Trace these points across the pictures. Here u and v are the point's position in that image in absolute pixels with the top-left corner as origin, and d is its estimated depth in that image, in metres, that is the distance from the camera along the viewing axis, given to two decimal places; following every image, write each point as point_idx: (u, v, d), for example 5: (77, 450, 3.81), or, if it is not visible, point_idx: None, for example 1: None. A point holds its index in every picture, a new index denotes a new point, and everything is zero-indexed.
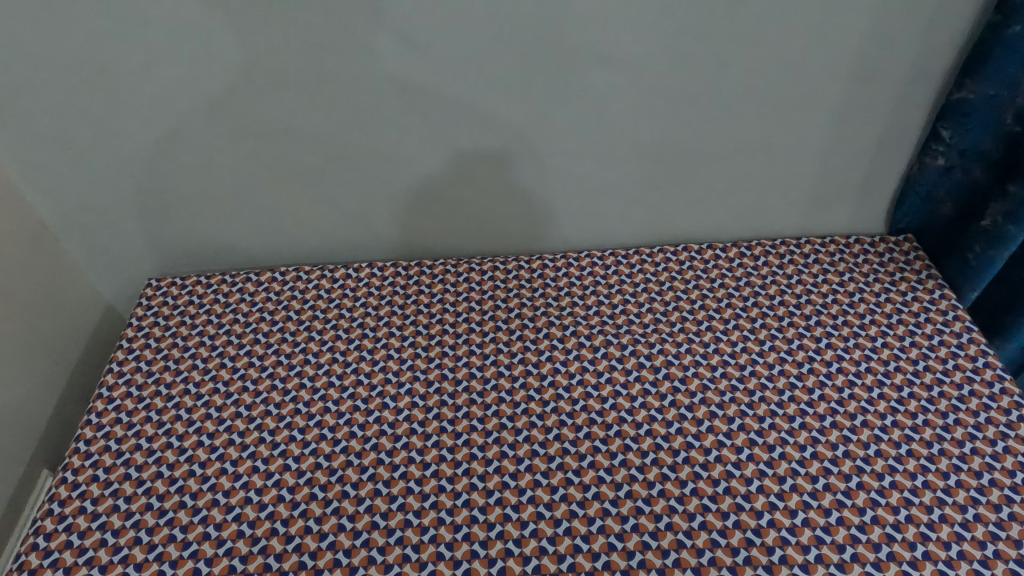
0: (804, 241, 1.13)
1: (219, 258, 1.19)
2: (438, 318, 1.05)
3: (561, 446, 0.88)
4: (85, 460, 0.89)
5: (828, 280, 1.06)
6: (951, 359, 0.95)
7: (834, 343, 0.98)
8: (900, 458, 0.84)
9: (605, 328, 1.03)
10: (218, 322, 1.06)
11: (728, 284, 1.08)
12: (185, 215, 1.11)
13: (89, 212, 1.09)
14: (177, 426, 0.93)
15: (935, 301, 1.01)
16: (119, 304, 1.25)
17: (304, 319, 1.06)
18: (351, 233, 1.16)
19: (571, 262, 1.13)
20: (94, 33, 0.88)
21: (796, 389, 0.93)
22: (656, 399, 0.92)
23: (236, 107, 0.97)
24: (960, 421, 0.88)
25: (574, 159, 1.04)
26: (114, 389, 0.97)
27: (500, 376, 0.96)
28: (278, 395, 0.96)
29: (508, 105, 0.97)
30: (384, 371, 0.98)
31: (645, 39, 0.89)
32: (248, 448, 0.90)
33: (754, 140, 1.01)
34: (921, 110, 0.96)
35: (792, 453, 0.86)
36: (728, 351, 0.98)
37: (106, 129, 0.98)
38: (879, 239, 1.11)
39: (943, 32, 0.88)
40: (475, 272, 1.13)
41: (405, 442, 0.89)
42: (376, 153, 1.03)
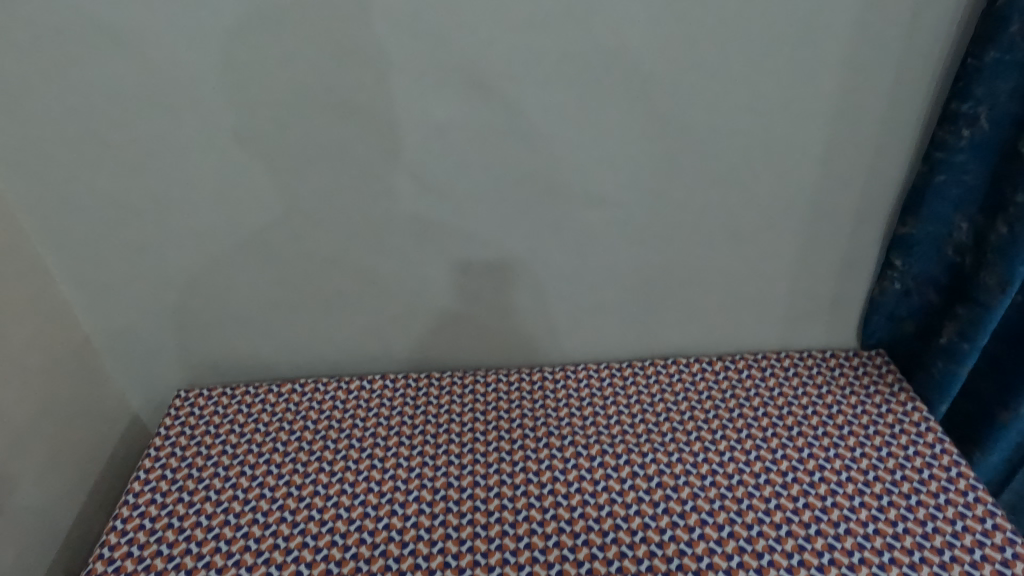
0: (783, 355, 1.22)
1: (243, 370, 1.28)
2: (445, 427, 1.13)
3: (560, 552, 0.92)
4: (108, 565, 0.94)
5: (808, 392, 1.15)
6: (926, 468, 1.01)
7: (815, 453, 1.05)
8: (883, 565, 0.89)
9: (601, 437, 1.10)
10: (240, 431, 1.14)
11: (714, 395, 1.16)
12: (216, 331, 1.22)
13: (130, 328, 1.20)
14: (197, 532, 0.98)
15: (908, 413, 1.09)
16: (145, 414, 1.33)
17: (320, 428, 1.14)
18: (367, 347, 1.26)
19: (569, 375, 1.22)
20: (157, 178, 1.03)
21: (782, 497, 0.98)
22: (649, 506, 0.98)
23: (270, 237, 1.10)
24: (939, 529, 0.93)
25: (570, 282, 1.16)
26: (140, 496, 1.03)
27: (503, 484, 1.03)
28: (293, 501, 1.02)
29: (509, 236, 1.10)
30: (394, 478, 1.04)
31: (629, 182, 1.04)
32: (263, 554, 0.94)
33: (731, 265, 1.13)
34: (874, 241, 1.09)
35: (779, 559, 0.90)
36: (716, 460, 1.04)
37: (156, 256, 1.12)
38: (853, 354, 1.20)
39: (882, 177, 1.02)
40: (479, 384, 1.21)
41: (411, 547, 0.94)
42: (393, 277, 1.16)
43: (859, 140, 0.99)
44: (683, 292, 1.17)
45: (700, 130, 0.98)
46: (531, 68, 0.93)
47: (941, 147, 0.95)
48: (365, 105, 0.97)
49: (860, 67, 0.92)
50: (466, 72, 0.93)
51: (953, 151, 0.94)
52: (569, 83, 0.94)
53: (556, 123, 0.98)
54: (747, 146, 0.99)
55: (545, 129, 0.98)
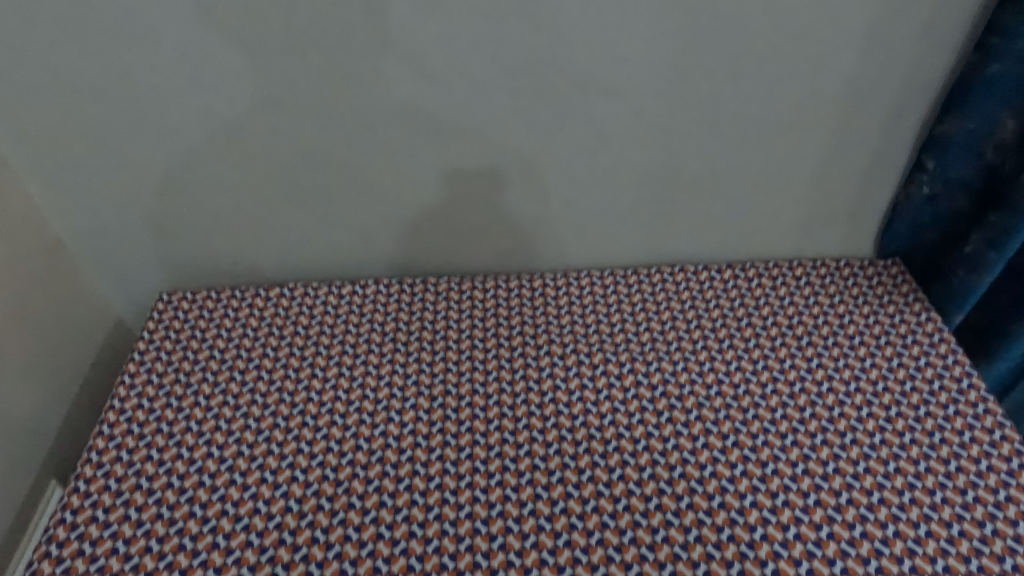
0: (796, 264, 1.17)
1: (228, 273, 1.21)
2: (443, 334, 1.08)
3: (561, 460, 0.91)
4: (97, 470, 0.91)
5: (819, 302, 1.10)
6: (937, 380, 0.98)
7: (824, 363, 1.02)
8: (888, 475, 0.88)
9: (603, 345, 1.06)
10: (228, 336, 1.09)
11: (723, 304, 1.11)
12: (196, 232, 1.14)
13: (102, 226, 1.12)
14: (187, 437, 0.95)
15: (922, 323, 1.05)
16: (129, 318, 1.27)
17: (311, 334, 1.09)
18: (358, 251, 1.19)
19: (571, 281, 1.17)
20: (119, 56, 0.92)
21: (788, 407, 0.96)
22: (653, 415, 0.96)
23: (249, 128, 1.00)
24: (946, 440, 0.91)
25: (576, 182, 1.08)
26: (126, 400, 0.99)
27: (502, 392, 1.00)
28: (286, 407, 0.98)
29: (511, 130, 1.01)
30: (390, 386, 1.01)
31: (647, 69, 0.94)
32: (256, 459, 0.92)
33: (751, 165, 1.05)
34: (908, 140, 1.01)
35: (784, 469, 0.89)
36: (722, 370, 1.01)
37: (124, 147, 1.02)
38: (868, 264, 1.15)
39: (926, 69, 0.93)
40: (478, 290, 1.16)
41: (409, 455, 0.92)
42: (387, 173, 1.07)
43: (907, 24, 0.88)
44: (697, 195, 1.10)
45: (732, 8, 0.87)
46: None
47: (999, 33, 0.85)
48: None
49: None
50: None
51: (1012, 37, 0.84)
52: None
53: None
54: (782, 28, 0.89)
55: (557, 3, 0.87)
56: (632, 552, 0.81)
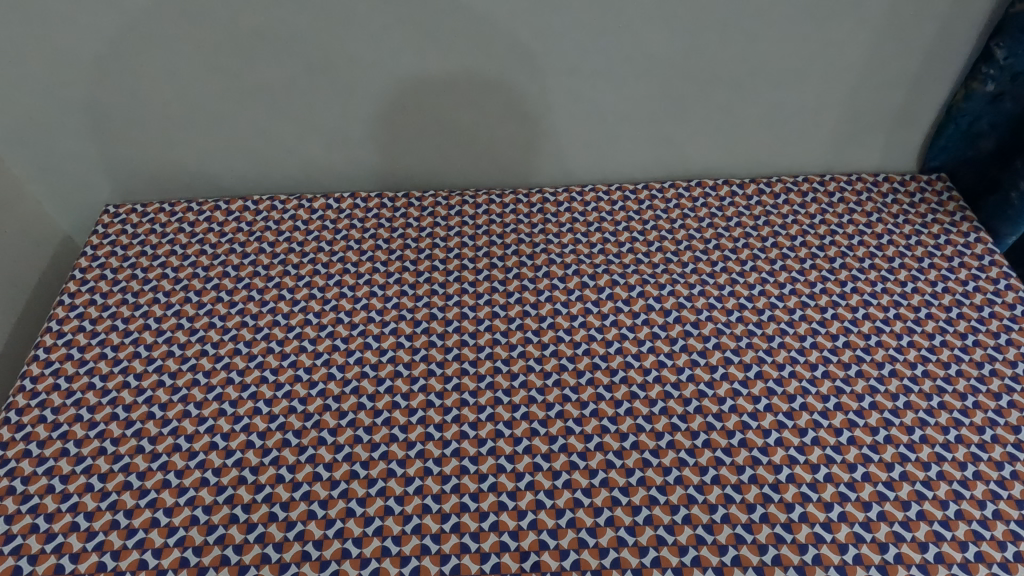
0: (828, 179, 1.03)
1: (184, 185, 1.07)
2: (427, 254, 0.96)
3: (561, 393, 0.80)
4: (31, 400, 0.80)
5: (854, 221, 0.97)
6: (987, 306, 0.87)
7: (860, 288, 0.90)
8: (932, 411, 0.77)
9: (610, 268, 0.93)
10: (183, 253, 0.96)
11: (745, 223, 0.98)
12: (143, 134, 0.99)
13: (32, 127, 0.97)
14: (135, 364, 0.83)
15: (971, 245, 0.93)
16: (77, 236, 1.13)
17: (279, 252, 0.96)
18: (331, 159, 1.04)
19: (574, 197, 1.04)
20: None
21: (819, 335, 0.85)
22: (665, 344, 0.84)
23: (197, 4, 0.85)
24: (996, 372, 0.81)
25: (582, 78, 0.93)
26: (65, 323, 0.87)
27: (495, 317, 0.88)
28: (249, 332, 0.86)
29: (508, 9, 0.85)
30: (367, 309, 0.89)
31: None
32: (214, 389, 0.81)
33: (785, 58, 0.91)
34: (972, 27, 0.87)
35: (814, 404, 0.78)
36: (744, 295, 0.89)
37: (50, 27, 0.86)
38: (910, 179, 1.01)
39: None
40: (468, 206, 1.02)
41: (388, 385, 0.81)
42: (361, 64, 0.91)
43: None
44: (721, 95, 0.95)
45: None
46: None
47: None
48: None
49: None
50: None
51: None
52: None
53: None
54: None
55: None
56: (641, 494, 0.71)
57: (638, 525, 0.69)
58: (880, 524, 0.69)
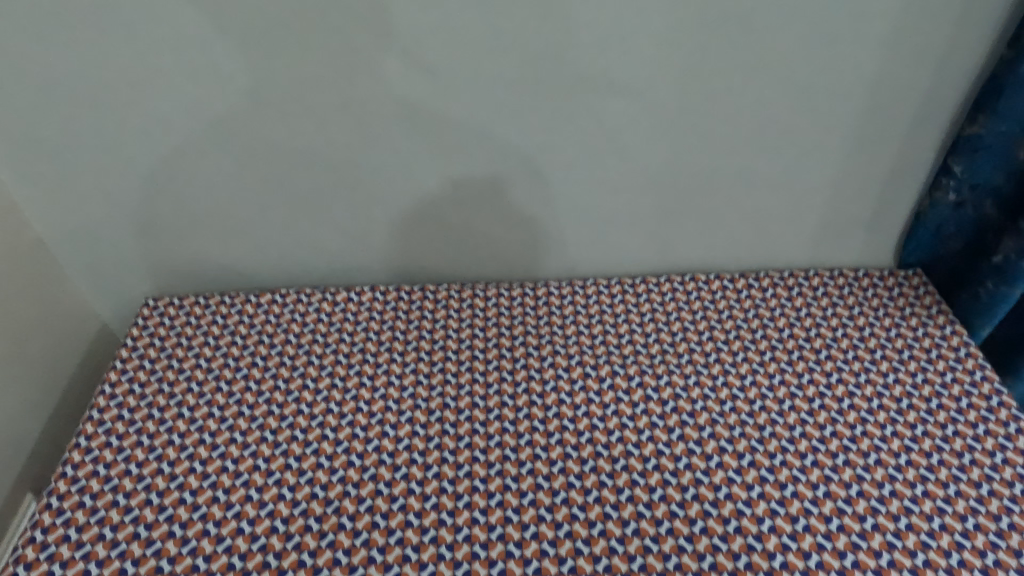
0: (812, 273, 1.12)
1: (217, 279, 1.16)
2: (441, 344, 1.03)
3: (566, 479, 0.85)
4: (72, 485, 0.86)
5: (837, 314, 1.05)
6: (965, 397, 0.93)
7: (844, 378, 0.96)
8: (916, 498, 0.82)
9: (611, 358, 1.00)
10: (216, 344, 1.03)
11: (736, 315, 1.06)
12: (185, 235, 1.09)
13: (85, 229, 1.07)
14: (169, 451, 0.90)
15: (947, 337, 1.00)
16: (115, 324, 1.22)
17: (303, 343, 1.04)
18: (354, 256, 1.14)
19: (576, 290, 1.12)
20: (105, 53, 0.88)
21: (807, 425, 0.90)
22: (663, 432, 0.90)
23: (241, 127, 0.96)
24: (976, 462, 0.86)
25: (582, 186, 1.03)
26: (106, 411, 0.94)
27: (503, 406, 0.94)
28: (274, 420, 0.93)
29: (514, 130, 0.96)
30: (385, 398, 0.95)
31: (657, 67, 0.89)
32: (241, 476, 0.87)
33: (765, 170, 1.01)
34: (931, 143, 0.96)
35: (804, 491, 0.83)
36: (736, 385, 0.96)
37: (110, 147, 0.97)
38: (889, 274, 1.10)
39: (953, 69, 0.89)
40: (479, 298, 1.11)
41: (404, 472, 0.86)
42: (383, 175, 1.02)
43: (936, 15, 0.84)
44: (710, 200, 1.05)
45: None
46: None
47: None
48: None
49: None
50: None
51: None
52: None
53: None
54: (798, 28, 0.85)
55: None
56: None
57: None
58: None
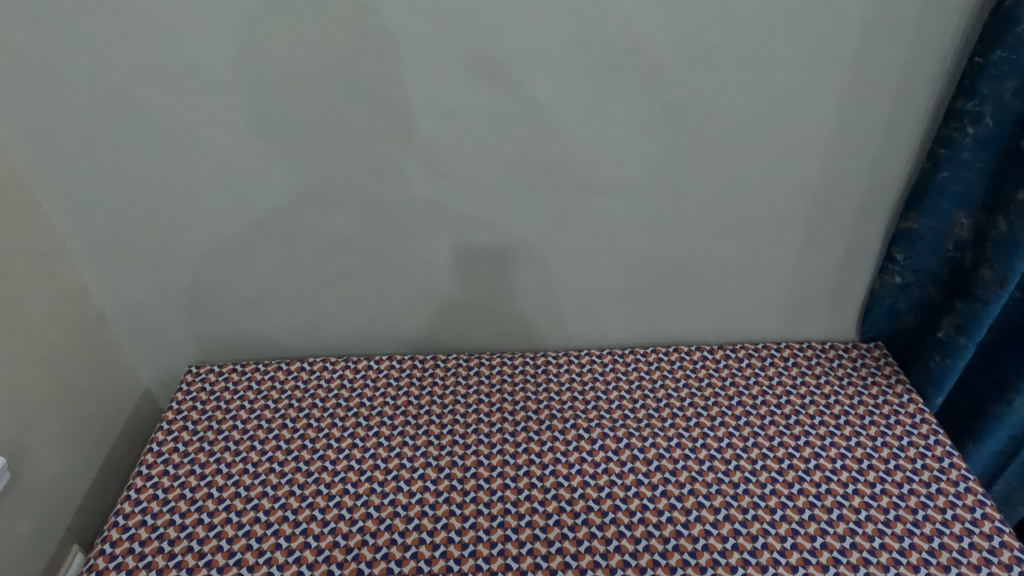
0: (784, 345, 1.24)
1: (253, 348, 1.30)
2: (450, 408, 1.15)
3: (560, 531, 0.95)
4: (123, 533, 0.97)
5: (806, 382, 1.17)
6: (920, 459, 1.03)
7: (811, 441, 1.07)
8: (874, 550, 0.91)
9: (602, 421, 1.12)
10: (250, 407, 1.16)
11: (714, 382, 1.18)
12: (226, 310, 1.24)
13: (141, 304, 1.22)
14: (208, 503, 1.01)
15: (904, 404, 1.11)
16: (156, 389, 1.36)
17: (328, 406, 1.16)
18: (377, 329, 1.28)
19: (572, 359, 1.25)
20: (172, 161, 1.05)
21: (777, 483, 1.01)
22: (648, 488, 1.01)
23: (281, 220, 1.12)
24: (929, 517, 0.95)
25: (575, 269, 1.18)
26: (153, 467, 1.06)
27: (506, 464, 1.05)
28: (302, 476, 1.05)
29: (516, 222, 1.12)
30: (400, 456, 1.07)
31: (636, 172, 1.05)
32: (272, 525, 0.97)
33: (735, 255, 1.15)
34: (877, 233, 1.11)
35: (773, 543, 0.93)
36: (714, 446, 1.07)
37: (170, 236, 1.14)
38: (852, 346, 1.22)
39: (887, 173, 1.04)
40: (484, 366, 1.24)
41: (416, 523, 0.97)
42: (402, 259, 1.17)
43: (867, 131, 1.00)
44: (689, 280, 1.19)
45: (711, 119, 0.99)
46: (546, 56, 0.94)
47: (946, 144, 0.96)
48: (376, 91, 0.98)
49: (873, 56, 0.93)
50: (479, 58, 0.94)
51: (957, 148, 0.95)
52: (581, 72, 0.95)
53: (568, 110, 0.99)
54: (752, 141, 1.01)
55: (558, 115, 1.00)
56: None
57: None
58: None
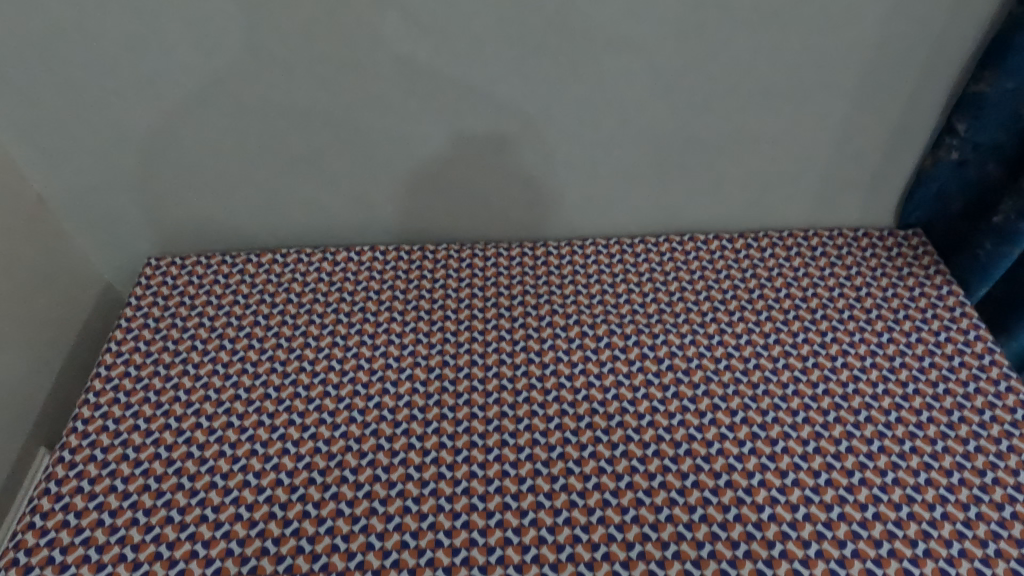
0: (812, 233, 1.12)
1: (219, 238, 1.17)
2: (440, 303, 1.04)
3: (562, 435, 0.87)
4: (83, 440, 0.88)
5: (835, 274, 1.05)
6: (957, 356, 0.94)
7: (839, 337, 0.97)
8: (904, 454, 0.84)
9: (608, 317, 1.01)
10: (218, 303, 1.05)
11: (733, 275, 1.07)
12: (186, 195, 1.09)
13: (86, 187, 1.07)
14: (176, 407, 0.92)
15: (943, 297, 1.00)
16: (118, 283, 1.24)
17: (304, 302, 1.05)
18: (357, 217, 1.14)
19: (575, 250, 1.12)
20: (98, 9, 0.86)
21: (800, 383, 0.92)
22: (658, 390, 0.92)
23: (238, 87, 0.95)
24: (965, 419, 0.87)
25: (583, 145, 1.02)
26: (113, 368, 0.96)
27: (502, 364, 0.95)
28: (277, 377, 0.95)
29: (514, 89, 0.95)
30: (385, 356, 0.97)
31: (661, 24, 0.88)
32: (247, 431, 0.89)
33: (768, 128, 1.00)
34: (937, 101, 0.95)
35: (794, 447, 0.85)
36: (732, 343, 0.97)
37: (108, 106, 0.96)
38: (888, 234, 1.09)
39: (963, 24, 0.87)
40: (478, 258, 1.11)
41: (404, 428, 0.88)
42: (383, 134, 1.01)
43: None
44: (712, 159, 1.04)
45: None
46: None
47: None
48: None
49: None
50: None
51: None
52: None
53: None
54: None
55: None
56: (635, 531, 0.78)
57: (632, 559, 0.75)
58: (854, 561, 0.75)
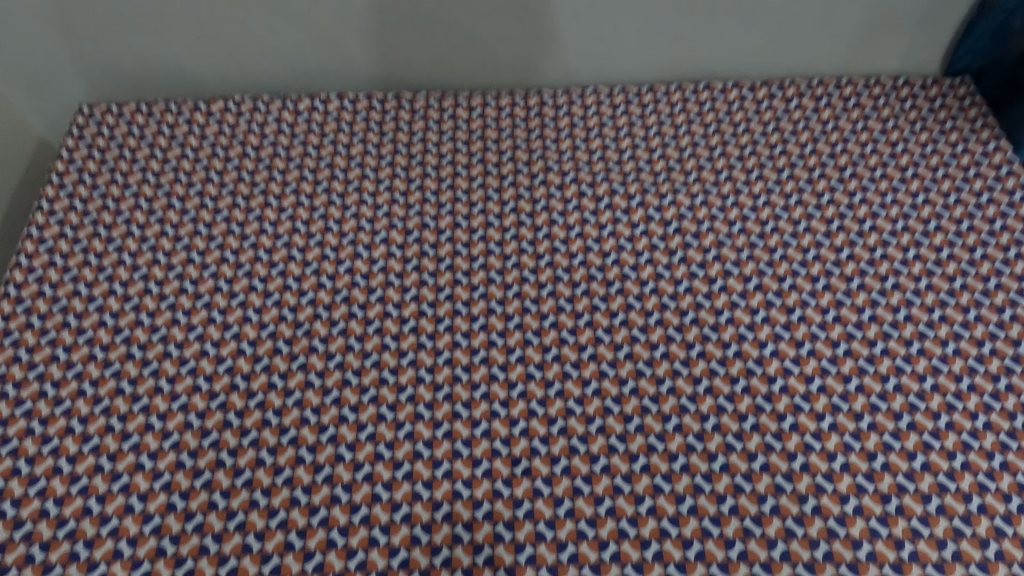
0: (846, 82, 0.97)
1: (160, 83, 1.00)
2: (419, 160, 0.91)
3: (556, 303, 0.78)
4: (17, 306, 0.78)
5: (869, 128, 0.92)
6: (999, 219, 0.84)
7: (869, 199, 0.86)
8: (932, 324, 0.76)
9: (610, 176, 0.89)
10: (163, 157, 0.91)
11: (753, 129, 0.94)
12: (117, 21, 0.93)
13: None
14: (120, 272, 0.81)
15: (988, 155, 0.89)
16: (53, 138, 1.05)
17: (263, 158, 0.91)
18: (320, 55, 0.97)
19: (574, 100, 0.98)
20: None
21: (823, 248, 0.82)
22: (664, 255, 0.82)
23: None
24: (1002, 286, 0.78)
25: None
26: (46, 229, 0.84)
27: (489, 227, 0.84)
28: (235, 240, 0.84)
29: None
30: (357, 218, 0.86)
31: None
32: (202, 297, 0.79)
33: None
34: None
35: (813, 316, 0.77)
36: (748, 206, 0.86)
37: None
38: (932, 83, 0.96)
39: None
40: (462, 108, 0.97)
41: (379, 295, 0.79)
42: None
43: None
44: None
45: None
46: None
47: None
48: None
49: None
50: None
51: None
52: None
53: None
54: None
55: None
56: (634, 404, 0.71)
57: (630, 433, 0.69)
58: (871, 434, 0.68)
